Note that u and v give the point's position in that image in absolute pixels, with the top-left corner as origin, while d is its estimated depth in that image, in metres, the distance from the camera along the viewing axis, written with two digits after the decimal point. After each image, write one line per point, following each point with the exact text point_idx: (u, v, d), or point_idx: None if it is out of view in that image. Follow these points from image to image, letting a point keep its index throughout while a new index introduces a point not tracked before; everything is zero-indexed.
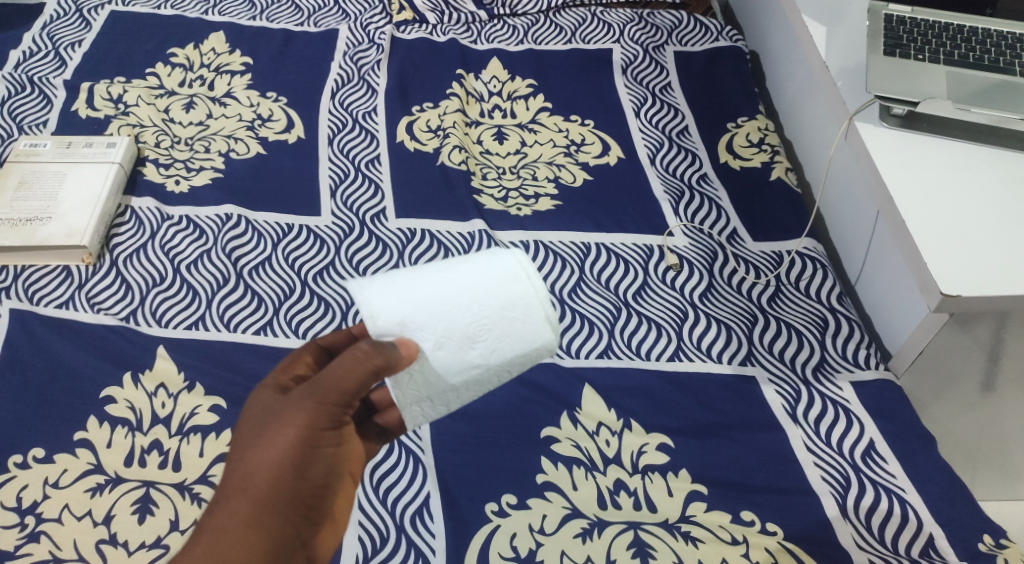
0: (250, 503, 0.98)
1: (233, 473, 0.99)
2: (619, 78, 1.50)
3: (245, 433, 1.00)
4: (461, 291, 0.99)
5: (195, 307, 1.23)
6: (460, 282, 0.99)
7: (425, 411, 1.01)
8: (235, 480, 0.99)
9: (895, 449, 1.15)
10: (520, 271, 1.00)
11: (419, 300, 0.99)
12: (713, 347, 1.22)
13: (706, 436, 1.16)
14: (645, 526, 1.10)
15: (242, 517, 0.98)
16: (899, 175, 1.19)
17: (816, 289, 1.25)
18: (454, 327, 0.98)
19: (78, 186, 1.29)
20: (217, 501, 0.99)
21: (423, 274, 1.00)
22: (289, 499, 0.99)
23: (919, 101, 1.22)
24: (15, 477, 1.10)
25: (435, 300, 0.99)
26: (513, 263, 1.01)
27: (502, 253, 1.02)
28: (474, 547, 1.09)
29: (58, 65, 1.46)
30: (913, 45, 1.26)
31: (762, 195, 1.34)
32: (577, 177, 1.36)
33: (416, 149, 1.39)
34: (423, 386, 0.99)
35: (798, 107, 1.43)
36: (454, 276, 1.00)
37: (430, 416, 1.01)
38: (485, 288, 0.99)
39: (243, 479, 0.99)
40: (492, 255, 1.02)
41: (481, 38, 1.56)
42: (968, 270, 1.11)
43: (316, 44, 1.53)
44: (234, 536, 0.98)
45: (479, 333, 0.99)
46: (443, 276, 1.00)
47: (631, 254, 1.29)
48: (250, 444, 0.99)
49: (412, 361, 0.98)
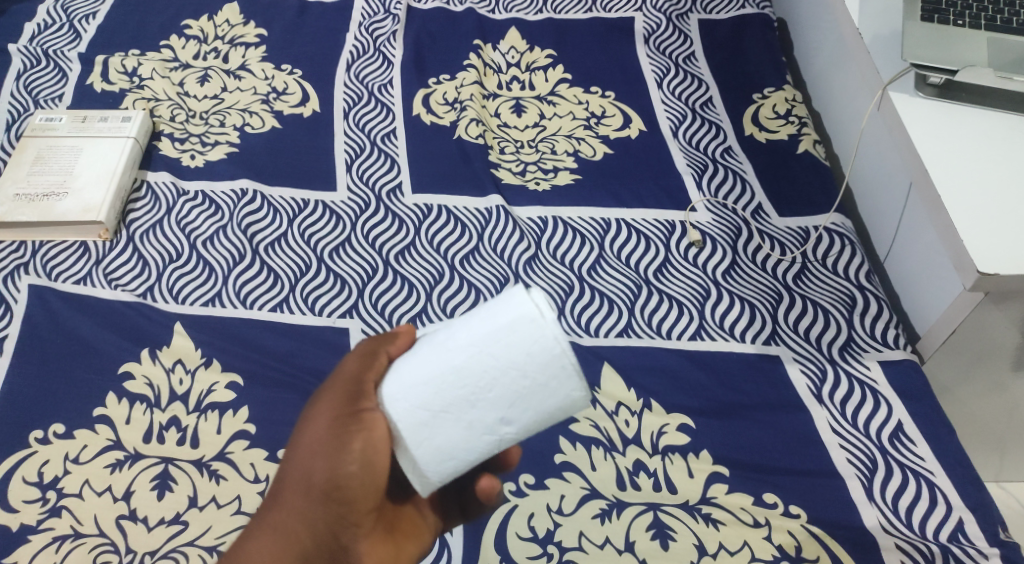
0: (302, 501, 0.95)
1: (289, 477, 0.96)
2: (641, 48, 1.45)
3: (297, 441, 0.96)
4: (481, 347, 0.89)
5: (211, 284, 1.21)
6: (481, 334, 0.89)
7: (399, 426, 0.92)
8: (285, 533, 0.96)
9: (924, 431, 1.11)
10: (574, 356, 0.88)
11: (441, 332, 0.92)
12: (736, 326, 1.19)
13: (728, 417, 1.14)
14: (666, 508, 1.09)
15: (296, 515, 0.96)
16: (934, 148, 1.14)
17: (843, 266, 1.22)
18: (460, 386, 0.90)
19: (95, 160, 1.28)
20: (272, 506, 0.97)
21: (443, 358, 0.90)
22: (351, 513, 0.95)
23: (958, 69, 1.16)
24: (36, 452, 1.10)
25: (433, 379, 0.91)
26: (466, 404, 0.90)
27: (466, 399, 0.90)
28: (491, 527, 1.08)
29: (73, 38, 1.45)
30: (953, 9, 1.20)
31: (789, 168, 1.30)
32: (597, 151, 1.33)
33: (432, 122, 1.37)
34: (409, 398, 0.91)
35: (827, 76, 1.38)
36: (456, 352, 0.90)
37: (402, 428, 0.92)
38: (504, 358, 0.89)
39: (297, 481, 0.95)
40: (534, 303, 0.89)
41: (499, 8, 1.52)
42: (1001, 245, 1.07)
43: (331, 15, 1.50)
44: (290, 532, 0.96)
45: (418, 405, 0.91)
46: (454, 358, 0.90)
47: (652, 230, 1.26)
48: (281, 486, 0.97)
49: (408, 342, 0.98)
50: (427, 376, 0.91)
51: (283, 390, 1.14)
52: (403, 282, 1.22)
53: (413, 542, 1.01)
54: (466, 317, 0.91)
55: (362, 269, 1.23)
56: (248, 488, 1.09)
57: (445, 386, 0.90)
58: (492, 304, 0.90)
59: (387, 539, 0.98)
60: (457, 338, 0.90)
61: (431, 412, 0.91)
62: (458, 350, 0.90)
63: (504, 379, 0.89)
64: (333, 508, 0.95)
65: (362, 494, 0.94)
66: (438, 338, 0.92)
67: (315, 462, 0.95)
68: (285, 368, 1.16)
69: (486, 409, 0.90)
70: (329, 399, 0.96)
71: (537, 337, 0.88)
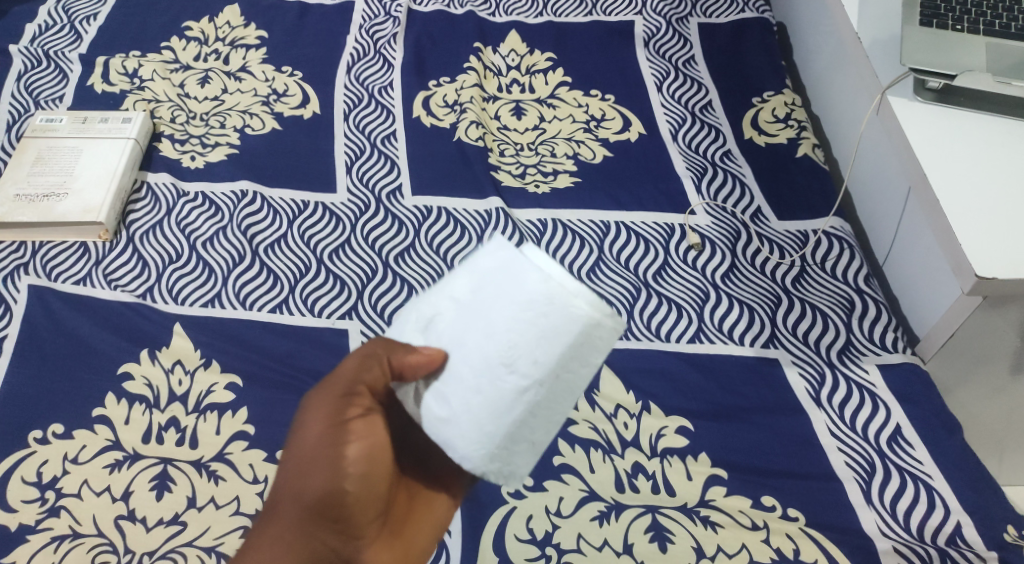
0: (299, 511, 0.98)
1: (284, 490, 0.99)
2: (641, 51, 1.46)
3: (290, 453, 0.99)
4: (544, 358, 0.92)
5: (211, 285, 1.21)
6: (542, 346, 0.91)
7: (490, 459, 0.93)
8: (285, 546, 0.98)
9: (922, 435, 1.12)
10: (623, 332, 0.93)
11: (490, 359, 0.92)
12: (734, 328, 1.19)
13: (727, 420, 1.14)
14: (664, 510, 1.09)
15: (294, 527, 0.98)
16: (934, 152, 1.15)
17: (842, 270, 1.22)
18: (538, 401, 0.92)
19: (95, 161, 1.28)
20: (268, 521, 0.99)
21: (511, 382, 0.92)
22: (352, 518, 0.99)
23: (956, 74, 1.16)
24: (35, 452, 1.10)
25: (510, 404, 0.92)
26: (547, 410, 0.93)
27: (547, 405, 0.93)
28: (490, 529, 1.08)
29: (73, 39, 1.45)
30: (952, 14, 1.20)
31: (788, 171, 1.31)
32: (597, 154, 1.33)
33: (433, 124, 1.37)
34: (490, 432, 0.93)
35: (827, 80, 1.39)
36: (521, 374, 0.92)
37: (491, 460, 0.93)
38: (574, 362, 0.92)
39: (293, 492, 0.99)
40: (579, 300, 0.92)
41: (499, 11, 1.52)
42: (1000, 249, 1.08)
43: (332, 18, 1.50)
44: (291, 544, 0.98)
45: (504, 436, 0.93)
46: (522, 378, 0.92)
47: (652, 233, 1.26)
48: (274, 500, 0.99)
49: (427, 361, 0.95)
50: (501, 404, 0.92)
51: (282, 391, 1.14)
52: (402, 284, 1.22)
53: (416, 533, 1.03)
54: (523, 344, 0.91)
55: (361, 270, 1.23)
56: (247, 489, 1.09)
57: (530, 414, 0.93)
58: (535, 315, 0.91)
59: (391, 542, 1.01)
60: (516, 358, 0.92)
61: (527, 446, 0.94)
62: (524, 369, 0.92)
63: (576, 374, 0.92)
64: (333, 516, 0.98)
65: (361, 498, 0.99)
66: (493, 366, 0.92)
67: (311, 474, 0.98)
68: (284, 369, 1.16)
69: (565, 405, 0.94)
70: (321, 407, 1.00)
71: (594, 330, 0.92)
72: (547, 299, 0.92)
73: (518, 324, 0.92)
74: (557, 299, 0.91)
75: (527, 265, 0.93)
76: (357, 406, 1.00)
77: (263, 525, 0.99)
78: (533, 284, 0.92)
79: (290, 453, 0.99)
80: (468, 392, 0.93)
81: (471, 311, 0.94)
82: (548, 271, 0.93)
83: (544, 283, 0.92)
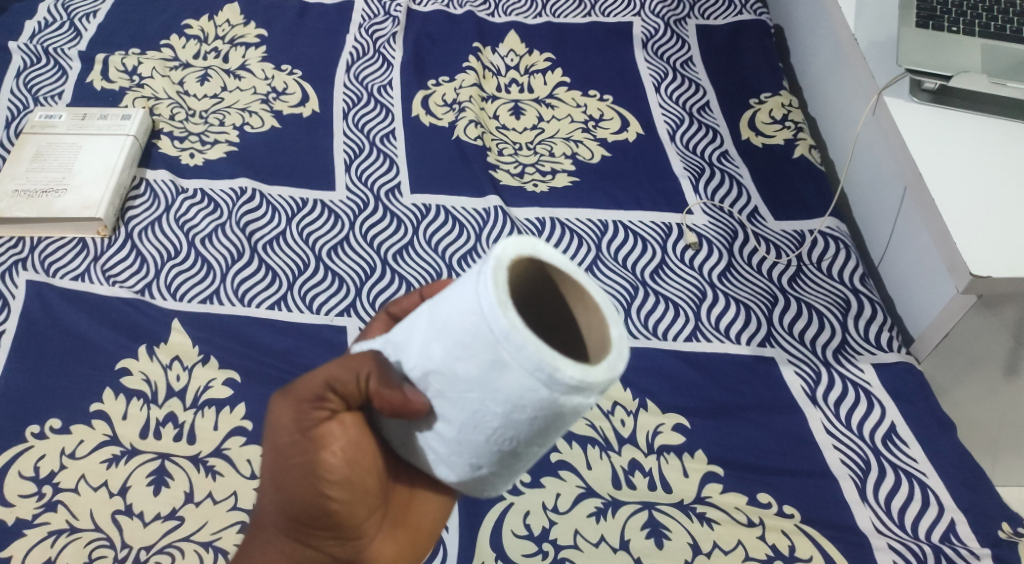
0: (286, 522, 0.95)
1: (268, 503, 0.96)
2: (639, 52, 1.47)
3: (269, 464, 0.95)
4: (530, 427, 0.84)
5: (209, 282, 1.22)
6: (526, 419, 0.84)
7: (489, 488, 0.91)
8: (279, 556, 0.97)
9: (917, 433, 1.12)
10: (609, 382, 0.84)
11: (476, 429, 0.86)
12: (731, 327, 1.20)
13: (723, 417, 1.14)
14: (661, 507, 1.09)
15: (283, 535, 0.96)
16: (929, 153, 1.16)
17: (838, 270, 1.23)
18: (530, 451, 0.87)
19: (94, 158, 1.29)
20: (260, 533, 0.97)
21: (500, 447, 0.86)
22: (343, 524, 0.95)
23: (951, 75, 1.18)
24: (32, 447, 1.10)
25: (503, 460, 0.88)
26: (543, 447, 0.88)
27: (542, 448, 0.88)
28: (488, 524, 1.08)
29: (73, 36, 1.45)
30: (948, 17, 1.21)
31: (784, 172, 1.32)
32: (595, 154, 1.34)
33: (431, 123, 1.37)
34: (488, 478, 0.90)
35: (823, 82, 1.40)
36: (509, 440, 0.86)
37: (492, 489, 0.92)
38: (559, 423, 0.84)
39: (275, 504, 0.95)
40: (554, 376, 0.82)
41: (498, 11, 1.53)
42: (994, 249, 1.09)
43: (331, 16, 1.51)
44: (283, 553, 0.96)
45: (502, 476, 0.90)
46: (511, 442, 0.86)
47: (649, 233, 1.27)
48: (261, 509, 0.97)
49: (411, 402, 0.88)
50: (493, 461, 0.88)
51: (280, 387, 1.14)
52: (400, 281, 1.22)
53: (417, 521, 1.00)
54: (518, 431, 0.85)
55: (360, 267, 1.23)
56: (244, 484, 1.09)
57: (524, 458, 0.88)
58: (512, 394, 0.83)
59: (392, 535, 0.99)
60: (500, 430, 0.85)
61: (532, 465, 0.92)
62: (511, 436, 0.85)
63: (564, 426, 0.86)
64: (322, 526, 0.95)
65: (347, 504, 0.95)
66: (478, 435, 0.86)
67: (291, 487, 0.94)
68: (282, 365, 1.16)
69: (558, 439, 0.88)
70: (293, 416, 0.93)
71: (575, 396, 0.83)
72: (522, 378, 0.82)
73: (497, 400, 0.84)
74: (534, 377, 0.82)
75: (505, 360, 0.82)
76: (331, 411, 0.93)
77: (255, 535, 0.98)
78: (515, 382, 0.82)
79: (269, 465, 0.95)
80: (469, 464, 0.88)
81: (452, 390, 0.85)
82: (530, 368, 0.82)
83: (527, 384, 0.82)
